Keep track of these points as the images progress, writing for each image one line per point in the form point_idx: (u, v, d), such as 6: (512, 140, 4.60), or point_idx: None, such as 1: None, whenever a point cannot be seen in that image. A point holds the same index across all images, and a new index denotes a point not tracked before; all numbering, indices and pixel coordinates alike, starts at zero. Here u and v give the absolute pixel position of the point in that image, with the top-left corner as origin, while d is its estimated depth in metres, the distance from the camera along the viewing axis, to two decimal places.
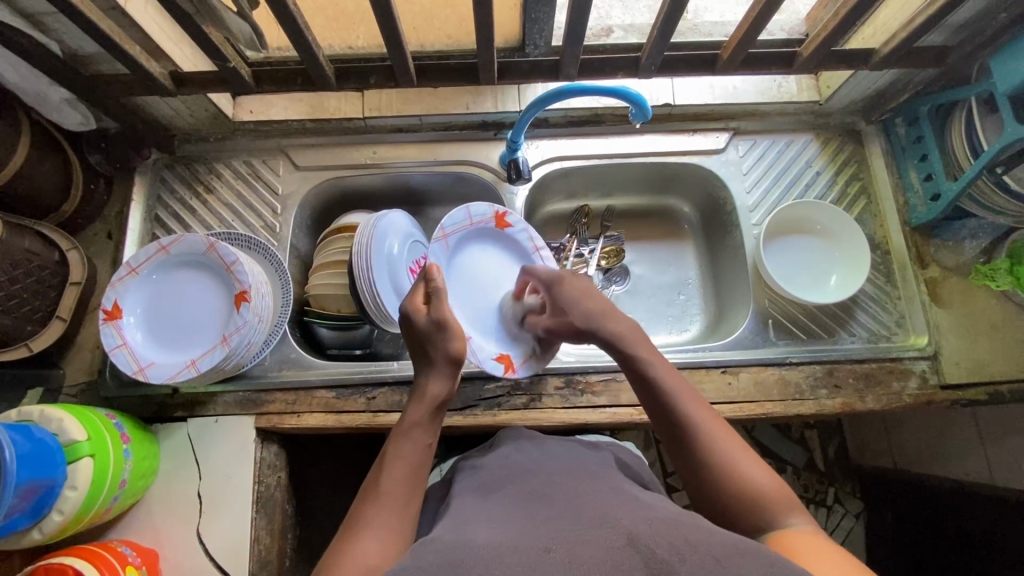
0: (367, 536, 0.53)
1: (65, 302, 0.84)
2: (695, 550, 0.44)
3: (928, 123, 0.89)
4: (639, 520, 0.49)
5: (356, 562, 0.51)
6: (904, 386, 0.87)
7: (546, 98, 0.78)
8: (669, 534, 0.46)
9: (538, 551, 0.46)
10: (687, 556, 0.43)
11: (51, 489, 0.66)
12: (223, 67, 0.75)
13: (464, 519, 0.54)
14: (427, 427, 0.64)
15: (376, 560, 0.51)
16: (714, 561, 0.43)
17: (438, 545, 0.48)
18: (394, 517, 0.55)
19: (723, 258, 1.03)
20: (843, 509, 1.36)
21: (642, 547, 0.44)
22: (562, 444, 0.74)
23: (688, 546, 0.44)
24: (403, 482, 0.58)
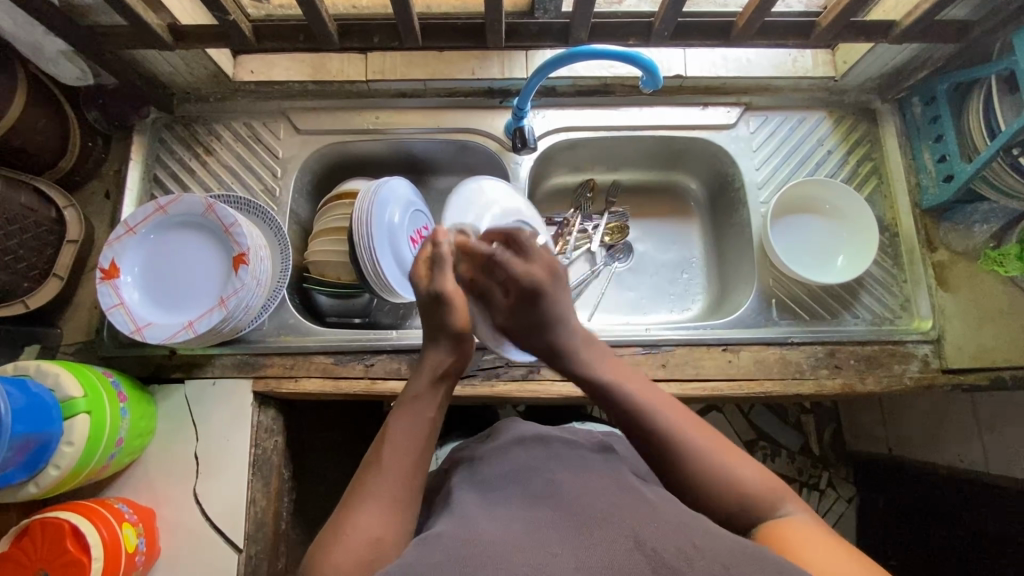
0: (373, 511, 0.54)
1: (63, 260, 0.83)
2: (702, 556, 0.45)
3: (945, 102, 0.86)
4: (646, 524, 0.49)
5: (360, 537, 0.52)
6: (905, 369, 0.86)
7: (553, 64, 0.76)
8: (676, 538, 0.47)
9: (538, 556, 0.46)
10: (695, 562, 0.45)
11: (47, 443, 0.66)
12: (223, 20, 0.72)
13: (466, 513, 0.55)
14: (429, 401, 0.64)
15: (381, 533, 0.52)
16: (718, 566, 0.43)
17: (443, 542, 0.49)
18: (399, 491, 0.57)
19: (728, 237, 1.02)
20: (836, 494, 1.39)
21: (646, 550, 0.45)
22: (561, 436, 0.73)
23: (696, 552, 0.46)
24: (406, 456, 0.59)
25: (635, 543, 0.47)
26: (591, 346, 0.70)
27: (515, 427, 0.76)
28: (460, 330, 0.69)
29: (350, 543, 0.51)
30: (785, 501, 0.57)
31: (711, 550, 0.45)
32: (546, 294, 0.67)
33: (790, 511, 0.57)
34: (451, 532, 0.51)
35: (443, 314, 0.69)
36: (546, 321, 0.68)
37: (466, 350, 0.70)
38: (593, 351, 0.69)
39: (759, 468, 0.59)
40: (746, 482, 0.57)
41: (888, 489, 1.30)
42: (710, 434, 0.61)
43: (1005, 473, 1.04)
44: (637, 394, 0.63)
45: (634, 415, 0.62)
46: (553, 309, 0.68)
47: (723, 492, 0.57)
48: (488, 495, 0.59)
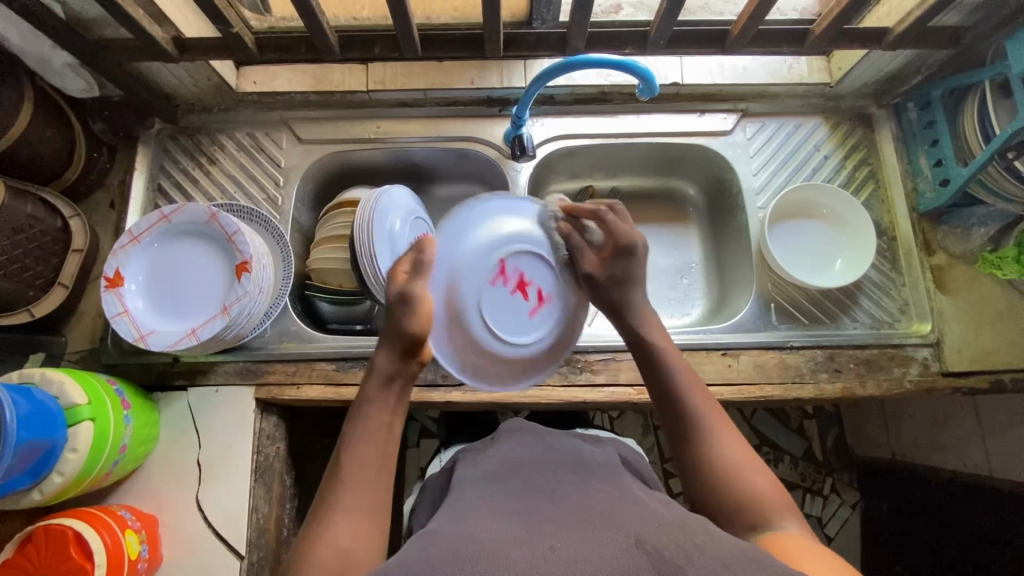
0: (340, 521, 0.54)
1: (68, 269, 0.84)
2: (703, 554, 0.44)
3: (940, 107, 0.87)
4: (647, 526, 0.49)
5: (328, 549, 0.52)
6: (904, 373, 0.86)
7: (551, 73, 0.77)
8: (676, 537, 0.47)
9: (543, 549, 0.46)
10: (695, 559, 0.44)
11: (51, 450, 0.66)
12: (226, 32, 0.74)
13: (469, 512, 0.55)
14: (390, 404, 0.63)
15: (349, 544, 0.53)
16: (722, 566, 0.43)
17: (443, 539, 0.49)
18: (364, 500, 0.56)
19: (727, 242, 1.02)
20: (840, 499, 1.38)
21: (649, 549, 0.45)
22: (564, 441, 0.74)
23: (697, 550, 0.45)
24: (367, 463, 0.58)
25: (636, 542, 0.47)
26: (654, 323, 0.72)
27: (518, 431, 0.77)
28: (417, 337, 0.62)
29: (318, 558, 0.51)
30: (785, 515, 0.56)
31: (712, 552, 0.45)
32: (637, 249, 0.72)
33: (785, 524, 0.55)
34: (450, 531, 0.51)
35: (409, 318, 0.62)
36: (629, 278, 0.73)
37: (422, 356, 0.64)
38: (659, 330, 0.71)
39: (769, 477, 0.59)
40: (748, 485, 0.58)
41: (892, 495, 1.29)
42: (735, 442, 0.61)
43: (1009, 476, 1.04)
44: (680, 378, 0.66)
45: (673, 394, 0.65)
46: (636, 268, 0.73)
47: (724, 489, 0.59)
48: (490, 493, 0.60)
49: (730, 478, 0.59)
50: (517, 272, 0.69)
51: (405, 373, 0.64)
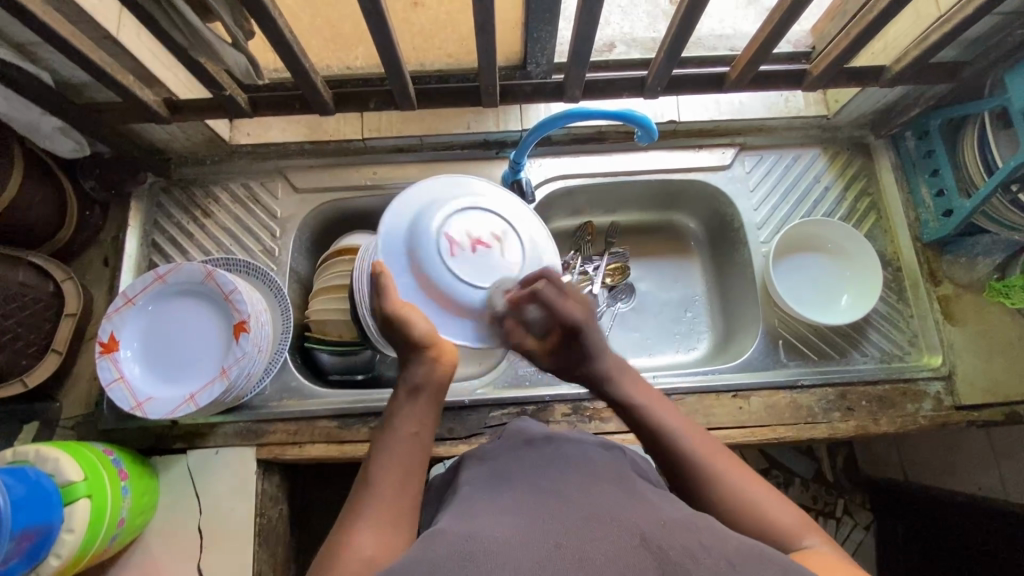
0: (364, 529, 0.51)
1: (61, 334, 0.82)
2: (708, 553, 0.43)
3: (939, 138, 0.87)
4: (652, 521, 0.47)
5: (351, 557, 0.48)
6: (918, 408, 0.85)
7: (549, 122, 0.76)
8: (683, 535, 0.45)
9: (548, 547, 0.44)
10: (701, 560, 0.42)
11: (48, 533, 0.64)
12: (218, 95, 0.72)
13: (472, 508, 0.53)
14: (410, 414, 0.61)
15: (373, 551, 0.49)
16: (727, 565, 0.42)
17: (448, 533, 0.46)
18: (391, 509, 0.54)
19: (730, 275, 1.01)
20: (853, 522, 1.36)
21: (654, 547, 0.43)
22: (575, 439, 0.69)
23: (702, 549, 0.44)
24: (397, 471, 0.56)
25: (642, 540, 0.44)
26: (624, 373, 0.70)
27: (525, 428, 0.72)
28: (429, 341, 0.64)
29: (343, 564, 0.48)
30: (811, 535, 0.54)
31: None
32: (586, 330, 0.70)
33: (811, 544, 0.53)
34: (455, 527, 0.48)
35: (413, 327, 0.65)
36: (590, 351, 0.70)
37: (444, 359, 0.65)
38: (629, 377, 0.70)
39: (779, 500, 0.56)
40: (766, 514, 0.55)
41: (906, 517, 1.28)
42: (743, 474, 0.59)
43: None
44: (670, 424, 0.64)
45: (665, 445, 0.62)
46: (591, 342, 0.70)
47: (741, 523, 0.55)
48: (494, 490, 0.57)
49: (748, 508, 0.56)
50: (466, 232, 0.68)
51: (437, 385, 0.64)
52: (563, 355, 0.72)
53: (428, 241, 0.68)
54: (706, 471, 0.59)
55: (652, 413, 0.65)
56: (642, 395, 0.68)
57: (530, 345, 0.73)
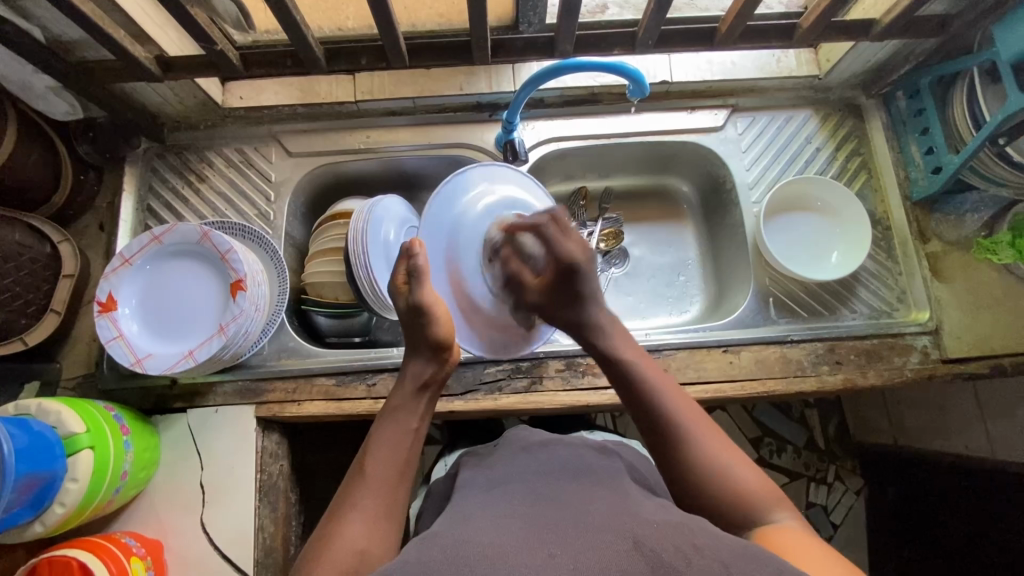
0: (357, 520, 0.54)
1: (59, 295, 0.83)
2: (700, 554, 0.45)
3: (929, 95, 0.87)
4: (646, 528, 0.50)
5: (345, 545, 0.52)
6: (905, 361, 0.87)
7: (540, 77, 0.76)
8: (676, 538, 0.48)
9: (542, 555, 0.47)
10: (693, 560, 0.44)
11: (52, 481, 0.65)
12: (210, 50, 0.72)
13: (469, 513, 0.56)
14: (411, 410, 0.64)
15: (365, 543, 0.53)
16: (721, 566, 0.44)
17: (443, 544, 0.50)
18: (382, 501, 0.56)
19: (722, 238, 1.02)
20: (844, 487, 1.39)
21: (648, 551, 0.46)
22: (569, 446, 0.74)
23: (694, 552, 0.45)
24: (390, 465, 0.59)
25: (634, 545, 0.47)
26: (617, 330, 0.71)
27: (522, 436, 0.79)
28: (441, 343, 0.68)
29: (335, 553, 0.51)
30: (781, 510, 0.57)
31: (713, 552, 0.45)
32: (580, 269, 0.71)
33: (778, 519, 0.56)
34: (448, 532, 0.52)
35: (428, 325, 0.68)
36: (582, 295, 0.72)
37: (451, 359, 0.69)
38: (623, 336, 0.71)
39: (753, 471, 0.59)
40: (742, 484, 0.58)
41: (896, 479, 1.30)
42: (722, 443, 0.61)
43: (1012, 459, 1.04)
44: (659, 386, 0.65)
45: (653, 409, 0.63)
46: (585, 284, 0.71)
47: (719, 494, 0.58)
48: (491, 495, 0.60)
49: (730, 478, 0.58)
50: (503, 238, 0.82)
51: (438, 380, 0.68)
52: (561, 292, 0.72)
53: (464, 238, 0.82)
54: (690, 442, 0.60)
55: (646, 373, 0.66)
56: (635, 353, 0.69)
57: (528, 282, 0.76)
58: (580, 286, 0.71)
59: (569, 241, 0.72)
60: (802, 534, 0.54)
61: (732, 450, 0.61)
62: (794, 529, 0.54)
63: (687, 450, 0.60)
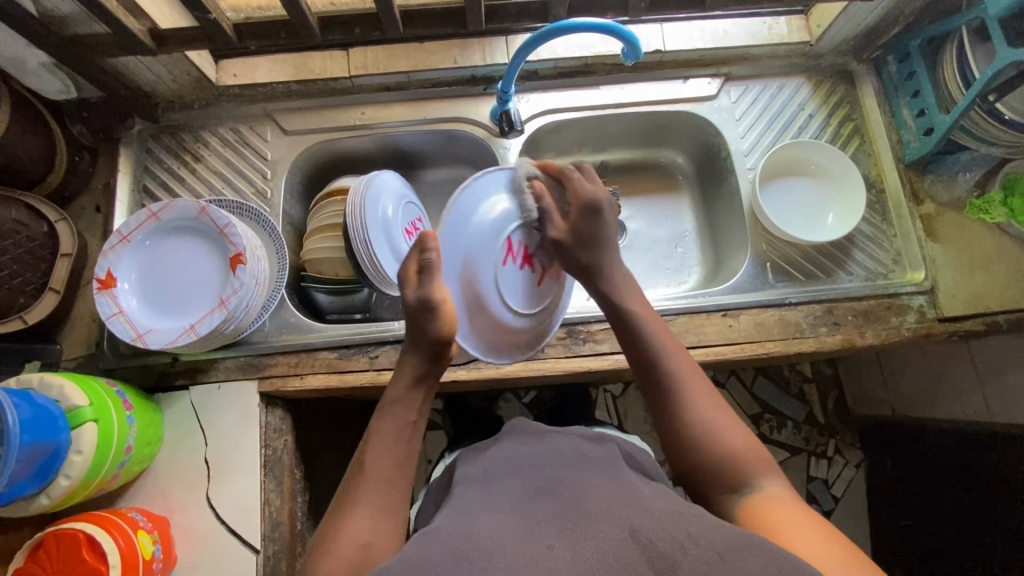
0: (359, 514, 0.54)
1: (57, 274, 0.82)
2: (694, 544, 0.46)
3: (920, 57, 0.88)
4: (642, 516, 0.50)
5: (348, 539, 0.52)
6: (902, 321, 0.87)
7: (534, 41, 0.76)
8: (671, 527, 0.48)
9: (540, 546, 0.47)
10: (689, 551, 0.45)
11: (56, 453, 0.65)
12: (203, 19, 0.72)
13: (471, 505, 0.56)
14: (409, 404, 0.63)
15: (369, 536, 0.53)
16: (716, 554, 0.45)
17: (445, 531, 0.50)
18: (387, 497, 0.56)
19: (717, 207, 1.03)
20: (844, 460, 1.41)
21: (643, 539, 0.47)
22: (565, 442, 0.72)
23: (689, 541, 0.46)
24: (390, 464, 0.58)
25: (631, 534, 0.48)
26: (627, 286, 0.73)
27: (530, 425, 0.77)
28: (441, 339, 0.63)
29: (339, 547, 0.51)
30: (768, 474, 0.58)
31: (707, 541, 0.46)
32: (603, 209, 0.73)
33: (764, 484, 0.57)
34: (450, 527, 0.52)
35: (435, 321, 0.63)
36: (601, 238, 0.73)
37: (448, 357, 0.65)
38: (634, 295, 0.72)
39: (743, 435, 0.60)
40: (729, 446, 0.59)
41: (894, 448, 1.32)
42: (691, 369, 0.65)
43: (1009, 420, 1.05)
44: (664, 346, 0.67)
45: (653, 360, 0.66)
46: (607, 227, 0.73)
47: (708, 452, 0.59)
48: (493, 486, 0.60)
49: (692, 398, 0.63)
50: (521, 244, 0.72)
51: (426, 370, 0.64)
52: (579, 233, 0.72)
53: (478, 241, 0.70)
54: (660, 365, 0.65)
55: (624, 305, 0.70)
56: (620, 287, 0.72)
57: (556, 220, 0.73)
58: (597, 227, 0.72)
59: (590, 186, 0.74)
60: (789, 502, 0.55)
61: (699, 380, 0.64)
62: (777, 497, 0.55)
63: (656, 373, 0.65)
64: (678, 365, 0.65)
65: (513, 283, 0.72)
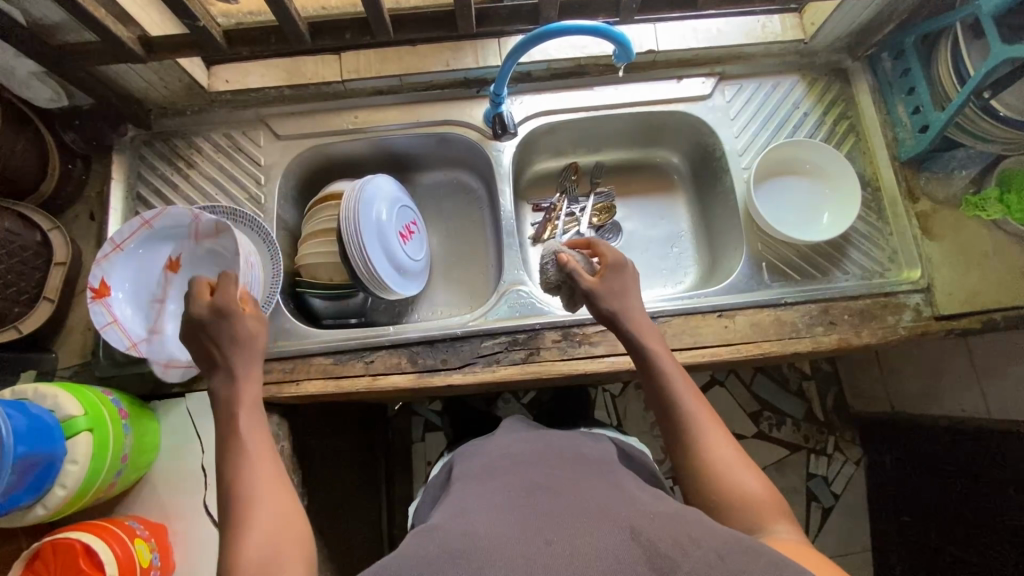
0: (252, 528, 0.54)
1: (52, 283, 0.82)
2: (700, 548, 0.46)
3: (914, 54, 0.88)
4: (641, 516, 0.51)
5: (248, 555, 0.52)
6: (898, 319, 0.87)
7: (525, 44, 0.75)
8: (672, 531, 0.48)
9: (539, 543, 0.48)
10: (690, 551, 0.45)
11: (52, 463, 0.65)
12: (193, 27, 0.72)
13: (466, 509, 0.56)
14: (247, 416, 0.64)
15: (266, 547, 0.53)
16: (717, 557, 0.44)
17: (440, 535, 0.50)
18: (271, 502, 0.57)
19: (713, 207, 1.03)
20: (843, 457, 1.41)
21: (645, 542, 0.47)
22: (567, 438, 0.73)
23: (694, 545, 0.46)
24: (265, 476, 0.59)
25: (632, 534, 0.48)
26: (648, 328, 0.72)
27: (526, 428, 0.77)
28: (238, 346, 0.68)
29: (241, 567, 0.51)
30: (782, 520, 0.57)
31: (711, 544, 0.46)
32: (627, 266, 0.77)
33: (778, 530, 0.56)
34: (451, 524, 0.52)
35: (225, 326, 0.67)
36: (620, 291, 0.75)
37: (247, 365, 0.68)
38: (656, 339, 0.72)
39: (759, 480, 0.60)
40: (745, 491, 0.59)
41: (894, 445, 1.31)
42: (709, 414, 0.65)
43: (1007, 417, 1.05)
44: (680, 391, 0.67)
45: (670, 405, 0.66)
46: (628, 282, 0.76)
47: (724, 498, 0.59)
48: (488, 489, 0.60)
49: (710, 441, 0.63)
50: (355, 203, 0.87)
51: (244, 373, 0.67)
52: (609, 286, 0.75)
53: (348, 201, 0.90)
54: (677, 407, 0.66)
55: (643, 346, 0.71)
56: (641, 327, 0.72)
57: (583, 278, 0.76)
58: (623, 284, 0.76)
59: (610, 248, 0.78)
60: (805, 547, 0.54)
61: (714, 425, 0.64)
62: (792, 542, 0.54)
63: (674, 416, 0.66)
64: (694, 410, 0.65)
65: (377, 247, 0.88)
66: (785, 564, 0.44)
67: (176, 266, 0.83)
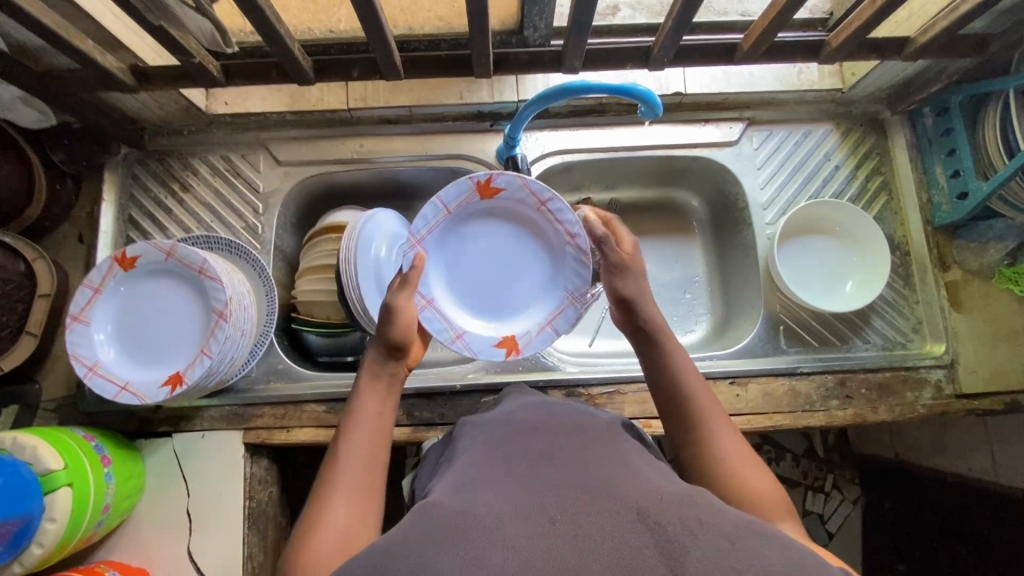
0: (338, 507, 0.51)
1: (35, 316, 0.78)
2: (707, 530, 0.38)
3: (960, 116, 0.82)
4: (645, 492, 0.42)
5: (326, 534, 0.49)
6: (917, 396, 0.83)
7: (546, 96, 0.71)
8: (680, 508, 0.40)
9: (542, 521, 0.40)
10: (699, 536, 0.37)
11: (28, 525, 0.62)
12: (188, 63, 0.67)
13: None
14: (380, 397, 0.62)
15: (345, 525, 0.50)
16: (727, 542, 0.37)
17: None
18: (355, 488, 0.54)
19: (732, 256, 0.98)
20: (841, 496, 1.26)
21: (654, 523, 0.38)
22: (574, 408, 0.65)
23: (702, 525, 0.38)
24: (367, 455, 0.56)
25: (637, 515, 0.39)
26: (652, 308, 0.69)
27: None
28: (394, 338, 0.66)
29: (320, 539, 0.49)
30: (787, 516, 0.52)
31: (718, 525, 0.38)
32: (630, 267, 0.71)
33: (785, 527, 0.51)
34: (448, 501, 0.44)
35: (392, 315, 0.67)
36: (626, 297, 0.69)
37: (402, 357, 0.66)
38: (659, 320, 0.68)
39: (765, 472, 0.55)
40: (748, 479, 0.54)
41: None
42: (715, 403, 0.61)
43: None
44: (686, 374, 0.63)
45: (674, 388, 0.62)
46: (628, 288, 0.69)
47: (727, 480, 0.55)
48: None
49: (694, 426, 0.59)
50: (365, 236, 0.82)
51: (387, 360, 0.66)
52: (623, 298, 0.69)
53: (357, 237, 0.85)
54: (685, 389, 0.61)
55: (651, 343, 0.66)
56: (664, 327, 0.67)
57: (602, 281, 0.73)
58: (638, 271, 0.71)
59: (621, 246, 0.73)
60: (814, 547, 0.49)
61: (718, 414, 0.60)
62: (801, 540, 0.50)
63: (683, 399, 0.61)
64: (699, 392, 0.61)
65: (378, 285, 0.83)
66: (799, 554, 0.38)
67: (128, 262, 0.76)
